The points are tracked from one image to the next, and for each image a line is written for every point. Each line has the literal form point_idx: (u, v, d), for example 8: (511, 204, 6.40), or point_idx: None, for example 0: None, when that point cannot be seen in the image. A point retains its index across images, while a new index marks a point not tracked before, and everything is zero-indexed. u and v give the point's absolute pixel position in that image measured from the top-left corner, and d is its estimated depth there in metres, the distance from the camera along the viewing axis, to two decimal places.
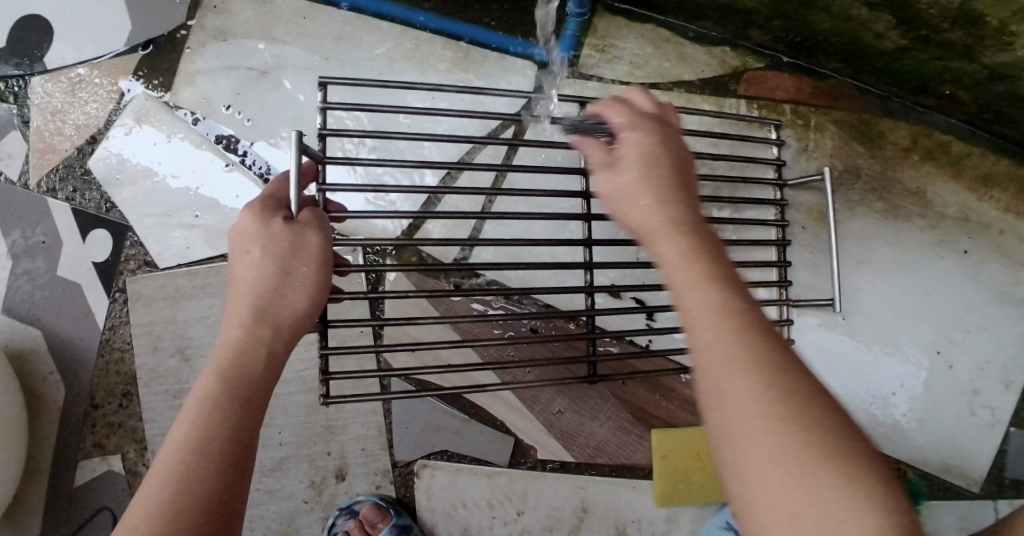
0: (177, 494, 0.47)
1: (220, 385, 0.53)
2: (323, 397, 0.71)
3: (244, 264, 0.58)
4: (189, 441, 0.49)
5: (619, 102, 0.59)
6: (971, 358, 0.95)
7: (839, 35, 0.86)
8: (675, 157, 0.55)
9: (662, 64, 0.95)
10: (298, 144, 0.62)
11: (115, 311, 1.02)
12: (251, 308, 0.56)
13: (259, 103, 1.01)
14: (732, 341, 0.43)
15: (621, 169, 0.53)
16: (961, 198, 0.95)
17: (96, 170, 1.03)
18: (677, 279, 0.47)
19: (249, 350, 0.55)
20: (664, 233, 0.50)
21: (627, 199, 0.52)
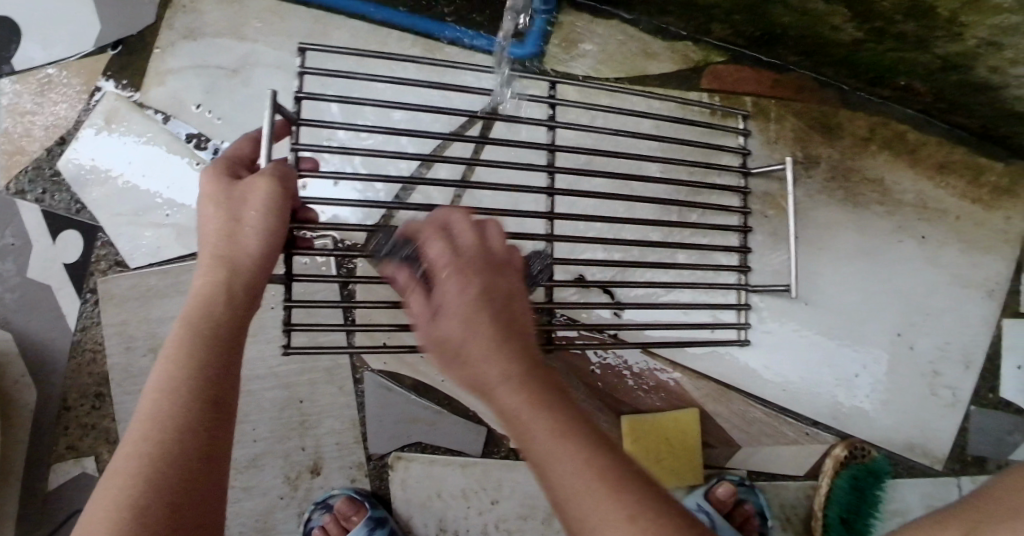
0: (165, 429, 0.50)
1: (191, 332, 0.55)
2: (284, 346, 0.73)
3: (208, 218, 0.60)
4: (167, 385, 0.52)
5: (444, 230, 0.53)
6: (931, 340, 0.98)
7: (798, 29, 0.88)
8: (495, 302, 0.50)
9: (625, 59, 0.97)
10: (275, 97, 0.66)
11: (87, 311, 1.01)
12: (215, 258, 0.59)
13: (230, 101, 1.01)
14: (592, 498, 0.42)
15: (446, 308, 0.49)
16: (919, 185, 0.98)
17: (65, 171, 1.03)
18: (532, 447, 0.45)
19: (212, 296, 0.58)
20: (507, 388, 0.46)
21: (462, 349, 0.48)
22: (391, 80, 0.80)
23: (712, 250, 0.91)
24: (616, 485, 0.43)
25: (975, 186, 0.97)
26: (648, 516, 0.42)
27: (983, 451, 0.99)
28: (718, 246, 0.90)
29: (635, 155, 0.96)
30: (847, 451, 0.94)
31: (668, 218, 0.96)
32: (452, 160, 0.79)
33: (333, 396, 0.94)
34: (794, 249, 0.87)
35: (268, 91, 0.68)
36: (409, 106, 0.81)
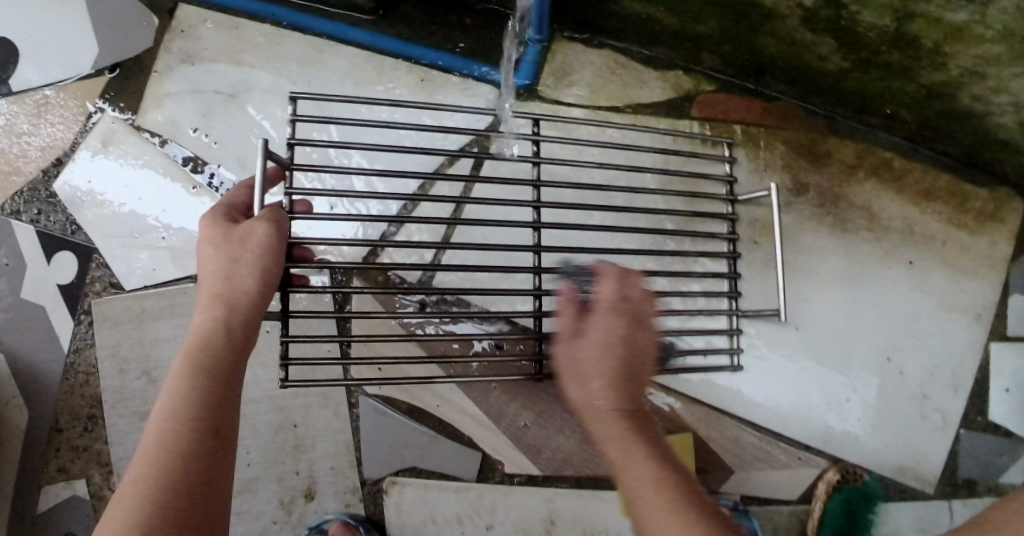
0: (167, 461, 0.50)
1: (188, 364, 0.56)
2: (282, 380, 0.75)
3: (205, 263, 0.61)
4: (170, 417, 0.52)
5: (603, 276, 0.60)
6: (920, 364, 1.00)
7: (786, 59, 0.89)
8: (637, 339, 0.58)
9: (618, 87, 0.98)
10: (264, 146, 0.68)
11: (80, 333, 1.01)
12: (212, 299, 0.60)
13: (226, 126, 1.02)
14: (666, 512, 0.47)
15: (581, 344, 0.57)
16: (906, 211, 0.99)
17: (61, 192, 1.03)
18: (620, 462, 0.52)
19: (211, 333, 0.58)
20: (611, 421, 0.54)
21: (591, 379, 0.56)
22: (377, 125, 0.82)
23: (700, 277, 0.91)
24: (663, 474, 0.50)
25: (960, 212, 0.99)
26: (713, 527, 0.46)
27: (972, 473, 1.00)
28: (705, 274, 0.91)
29: (627, 182, 0.97)
30: (838, 475, 0.96)
31: (660, 244, 0.97)
32: (440, 201, 0.82)
33: (327, 420, 0.94)
34: (781, 277, 0.88)
35: (261, 139, 0.68)
36: (398, 145, 0.83)
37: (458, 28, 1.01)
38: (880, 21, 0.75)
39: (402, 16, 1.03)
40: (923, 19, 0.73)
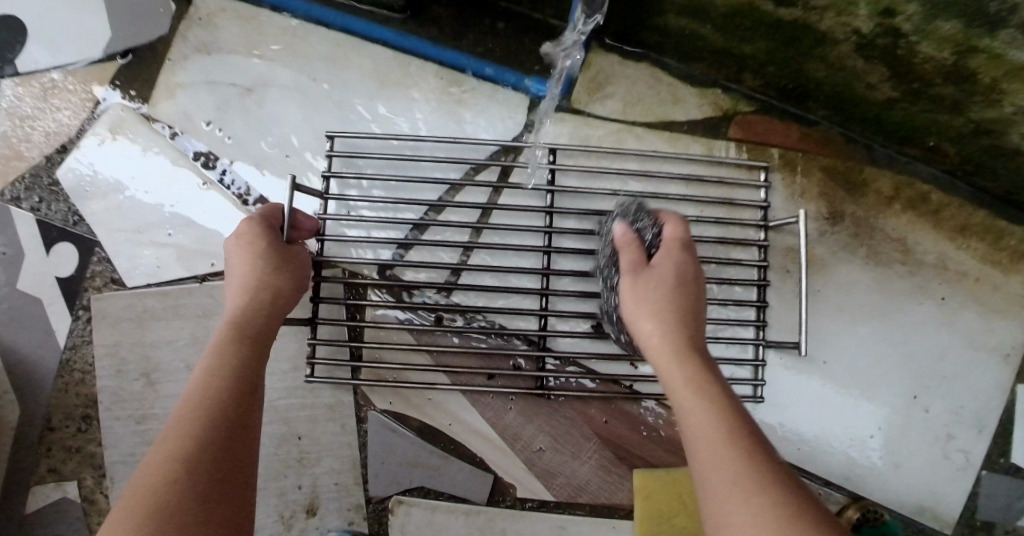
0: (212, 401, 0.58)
1: (234, 330, 0.65)
2: (309, 374, 0.88)
3: (242, 265, 0.71)
4: (211, 382, 0.59)
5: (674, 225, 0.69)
6: (946, 403, 0.97)
7: (831, 85, 0.86)
8: (690, 284, 0.65)
9: (653, 104, 0.95)
10: (293, 185, 0.78)
11: (78, 329, 0.97)
12: (245, 290, 0.69)
13: (243, 121, 0.98)
14: (723, 442, 0.52)
15: (643, 281, 0.65)
16: (940, 246, 0.97)
17: (65, 181, 0.99)
18: (678, 396, 0.57)
19: (244, 315, 0.67)
20: (681, 354, 0.59)
21: (643, 312, 0.63)
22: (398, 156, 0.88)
23: (716, 305, 0.89)
24: (715, 396, 0.56)
25: (996, 250, 0.96)
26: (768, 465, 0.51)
27: (991, 515, 0.97)
28: (725, 301, 0.89)
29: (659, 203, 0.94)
30: (858, 513, 0.92)
31: None
32: (457, 224, 0.88)
33: (334, 434, 0.91)
34: (805, 305, 0.85)
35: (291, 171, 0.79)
36: (422, 170, 0.88)
37: (489, 32, 0.98)
38: (938, 54, 0.73)
39: (432, 17, 0.99)
40: (984, 55, 0.70)
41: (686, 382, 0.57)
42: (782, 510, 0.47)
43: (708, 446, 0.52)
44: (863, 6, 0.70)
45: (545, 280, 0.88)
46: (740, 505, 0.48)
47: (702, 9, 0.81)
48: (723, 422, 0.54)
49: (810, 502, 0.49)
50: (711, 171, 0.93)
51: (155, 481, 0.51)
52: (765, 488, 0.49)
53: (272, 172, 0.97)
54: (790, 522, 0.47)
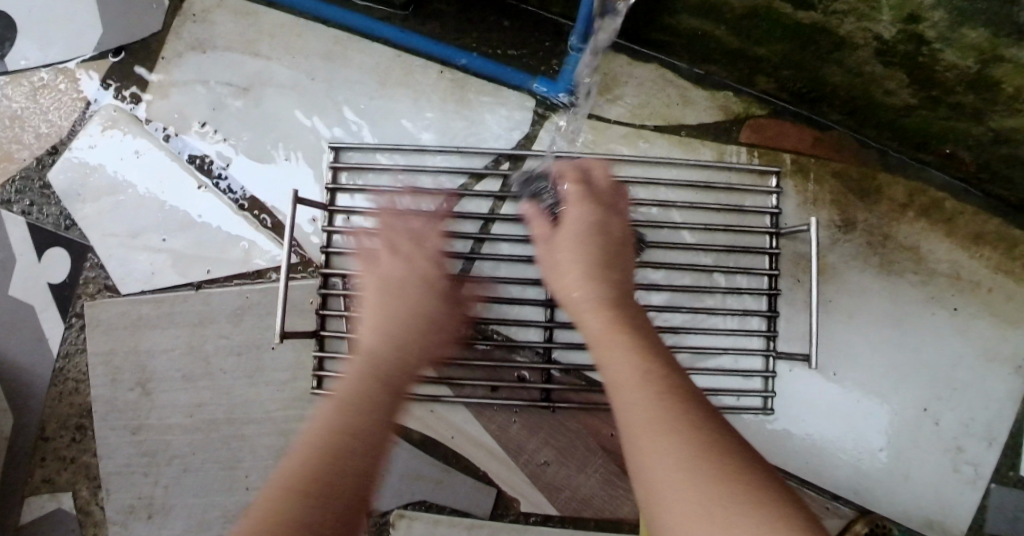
0: (370, 388, 0.56)
1: (377, 316, 0.64)
2: (314, 387, 0.88)
3: (387, 267, 0.68)
4: (339, 409, 0.54)
5: (580, 178, 0.68)
6: (955, 414, 0.95)
7: (848, 91, 0.84)
8: (613, 234, 0.63)
9: (664, 107, 0.92)
10: (298, 200, 0.81)
11: (71, 337, 0.94)
12: (433, 298, 0.67)
13: (239, 122, 0.95)
14: (643, 389, 0.49)
15: (558, 242, 0.63)
16: (954, 255, 0.94)
17: (56, 184, 0.96)
18: (599, 349, 0.54)
19: (425, 331, 0.64)
20: (593, 309, 0.56)
21: (562, 271, 0.61)
22: (401, 167, 0.88)
23: (727, 315, 0.87)
24: (635, 341, 0.53)
25: (1010, 259, 0.94)
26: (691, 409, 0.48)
27: (1000, 528, 0.94)
28: (734, 311, 0.87)
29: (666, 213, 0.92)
30: (865, 528, 0.89)
31: (700, 279, 0.90)
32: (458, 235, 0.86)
33: None
34: (813, 311, 0.82)
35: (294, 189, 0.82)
36: (423, 186, 0.88)
37: (494, 31, 0.94)
38: (962, 62, 0.70)
39: (435, 13, 0.95)
40: (1010, 64, 0.67)
41: (606, 329, 0.54)
42: (700, 448, 0.45)
43: (627, 388, 0.50)
44: (886, 11, 0.67)
45: (546, 290, 0.87)
46: (657, 444, 0.46)
47: (716, 11, 0.78)
48: (643, 365, 0.51)
49: (731, 441, 0.47)
50: (722, 177, 0.90)
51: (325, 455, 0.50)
52: (685, 427, 0.46)
53: (268, 175, 0.94)
54: (705, 462, 0.44)
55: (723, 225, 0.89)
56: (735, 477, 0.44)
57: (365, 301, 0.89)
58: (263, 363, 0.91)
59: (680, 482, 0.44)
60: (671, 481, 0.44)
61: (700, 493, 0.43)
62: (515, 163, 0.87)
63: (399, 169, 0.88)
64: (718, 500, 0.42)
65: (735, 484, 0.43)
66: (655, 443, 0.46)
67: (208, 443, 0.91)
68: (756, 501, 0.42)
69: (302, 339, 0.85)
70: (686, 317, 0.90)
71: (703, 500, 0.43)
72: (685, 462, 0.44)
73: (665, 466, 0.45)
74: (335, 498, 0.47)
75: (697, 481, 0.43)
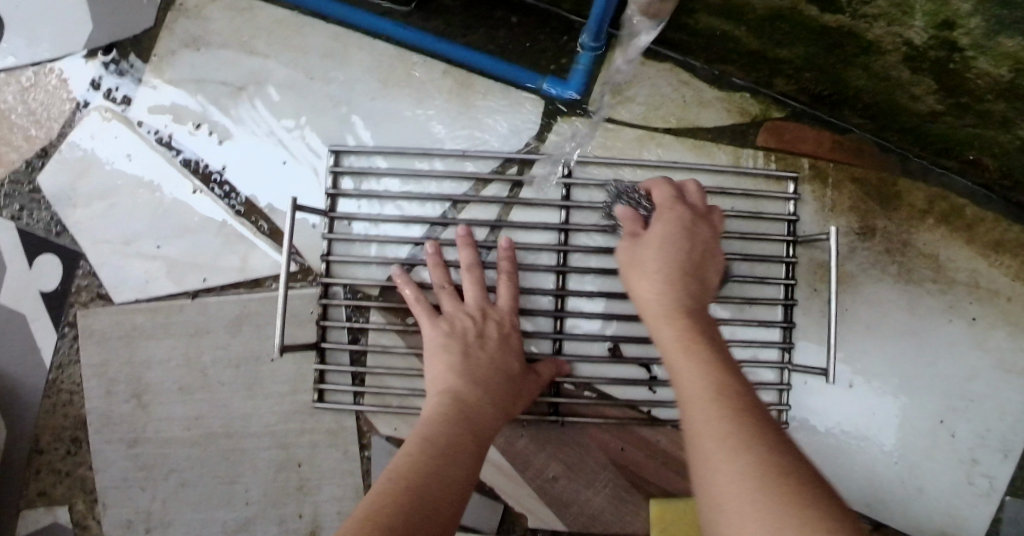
0: (450, 428, 0.62)
1: (457, 364, 0.70)
2: (315, 400, 0.85)
3: (457, 313, 0.75)
4: (430, 445, 0.59)
5: (672, 187, 0.69)
6: (972, 427, 0.91)
7: (872, 95, 0.81)
8: (697, 246, 0.63)
9: (678, 109, 0.89)
10: (295, 207, 0.77)
11: (64, 347, 0.91)
12: (497, 346, 0.74)
13: (235, 124, 0.91)
14: (714, 392, 0.48)
15: (640, 246, 0.63)
16: (974, 263, 0.91)
17: (46, 188, 0.92)
18: (670, 353, 0.53)
19: (491, 377, 0.71)
20: (665, 311, 0.56)
21: (638, 274, 0.61)
22: (403, 172, 0.85)
23: (742, 325, 0.84)
24: (709, 350, 0.52)
25: None
26: (762, 421, 0.46)
27: None
28: (749, 322, 0.84)
29: None
30: None
31: (713, 288, 0.87)
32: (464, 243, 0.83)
33: (336, 460, 0.87)
34: (833, 322, 0.80)
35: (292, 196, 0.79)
36: (427, 192, 0.85)
37: (501, 29, 0.91)
38: (994, 70, 0.67)
39: (440, 11, 0.92)
40: None
41: (679, 335, 0.54)
42: (769, 463, 0.42)
43: (696, 395, 0.48)
44: (920, 17, 0.64)
45: (556, 300, 0.84)
46: (723, 450, 0.44)
47: (738, 12, 0.75)
48: (716, 375, 0.49)
49: (800, 457, 0.44)
50: (737, 183, 0.87)
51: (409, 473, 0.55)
52: (754, 441, 0.44)
53: (266, 179, 0.91)
54: (769, 468, 0.42)
55: (737, 232, 0.86)
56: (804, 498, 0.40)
57: (366, 311, 0.86)
58: (262, 375, 0.88)
59: (744, 491, 0.41)
60: (736, 490, 0.42)
61: (763, 505, 0.40)
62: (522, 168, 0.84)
63: (402, 172, 0.84)
64: (778, 515, 0.39)
65: (800, 506, 0.39)
66: (723, 451, 0.44)
67: (206, 457, 0.88)
68: (822, 524, 0.38)
69: (302, 351, 0.82)
70: None
71: (762, 514, 0.40)
72: (751, 475, 0.42)
73: (729, 473, 0.43)
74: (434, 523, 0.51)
75: (763, 494, 0.41)
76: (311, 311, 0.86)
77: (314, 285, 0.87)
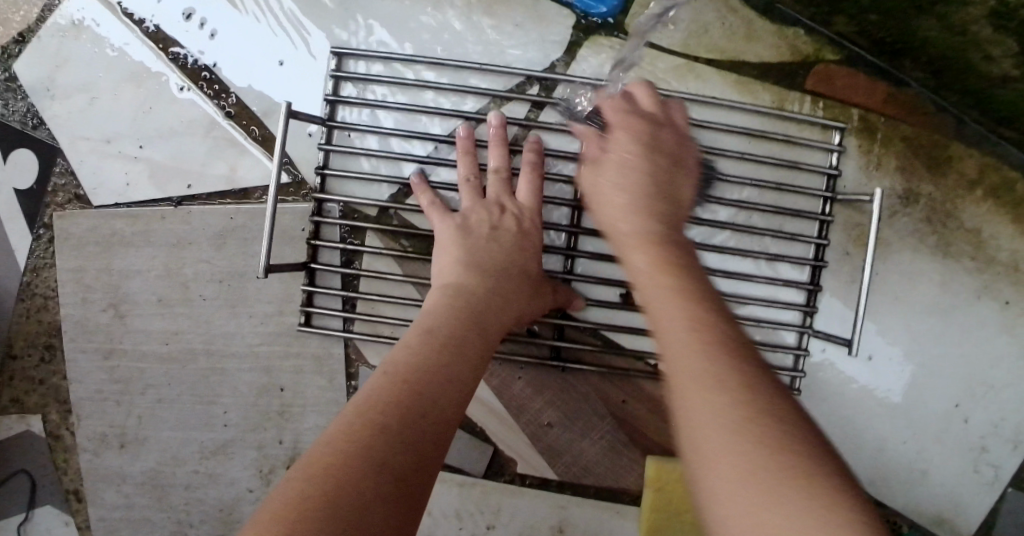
0: (450, 330, 0.57)
1: (467, 261, 0.65)
2: (300, 324, 0.80)
3: (474, 209, 0.70)
4: (431, 341, 0.56)
5: (623, 97, 0.66)
6: (987, 414, 0.87)
7: (941, 47, 0.73)
8: (665, 162, 0.61)
9: (723, 41, 0.80)
10: (290, 110, 0.70)
11: (39, 250, 0.85)
12: (514, 242, 0.68)
13: (231, 17, 0.83)
14: (693, 352, 0.43)
15: (603, 163, 0.62)
16: (1017, 244, 0.84)
17: (23, 77, 0.85)
18: (643, 289, 0.50)
19: (505, 274, 0.65)
20: (633, 239, 0.55)
21: (604, 194, 0.60)
22: (411, 82, 0.76)
23: (766, 283, 0.78)
24: (677, 278, 0.50)
25: None
26: (745, 374, 0.42)
27: None
28: (773, 280, 0.78)
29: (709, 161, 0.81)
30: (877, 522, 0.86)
31: (735, 240, 0.80)
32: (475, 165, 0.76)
33: (319, 389, 0.82)
34: (862, 286, 0.74)
35: (287, 100, 0.71)
36: (436, 108, 0.77)
37: None
38: None
39: None
40: None
41: (652, 264, 0.51)
42: (749, 407, 0.39)
43: (668, 329, 0.46)
44: None
45: (569, 237, 0.77)
46: (697, 402, 0.40)
47: None
48: (687, 305, 0.47)
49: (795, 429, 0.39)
50: (777, 128, 0.79)
51: (403, 374, 0.52)
52: (733, 388, 0.40)
53: (261, 82, 0.83)
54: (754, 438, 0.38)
55: (773, 182, 0.78)
56: (790, 455, 0.37)
57: (360, 234, 0.79)
58: (247, 294, 0.83)
59: (722, 430, 0.39)
60: (711, 436, 0.39)
61: (745, 464, 0.37)
62: (548, 85, 0.75)
63: (410, 83, 0.76)
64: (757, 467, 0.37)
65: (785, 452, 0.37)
66: (687, 387, 0.41)
67: (185, 375, 0.84)
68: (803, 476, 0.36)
69: (290, 271, 0.76)
70: (717, 280, 0.81)
71: (743, 474, 0.37)
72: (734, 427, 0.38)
73: (702, 408, 0.40)
74: (429, 434, 0.48)
75: (734, 439, 0.38)
76: (303, 227, 0.80)
77: (307, 201, 0.80)
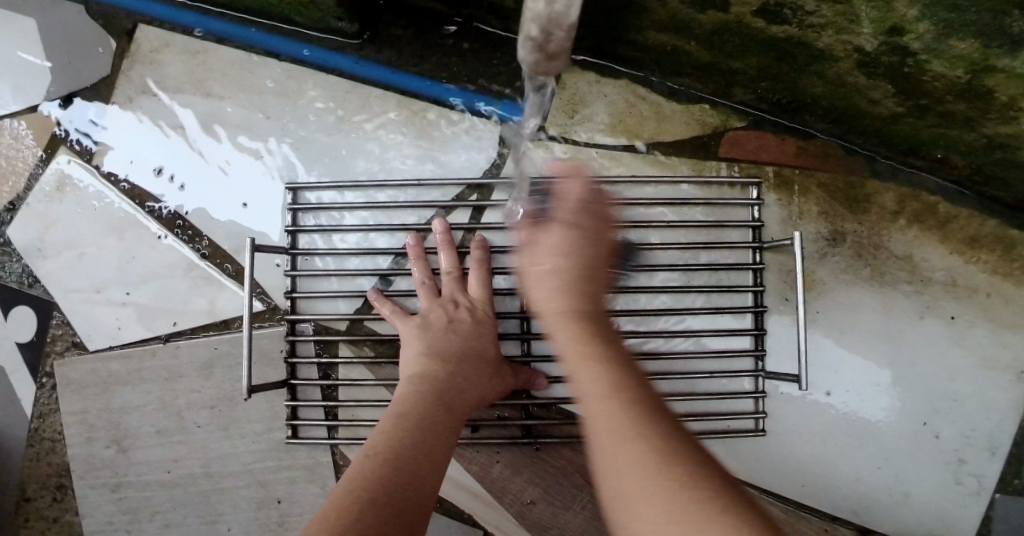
0: (419, 415, 0.63)
1: (430, 353, 0.71)
2: (289, 436, 0.85)
3: (431, 307, 0.76)
4: (403, 424, 0.61)
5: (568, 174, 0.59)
6: (957, 426, 0.90)
7: (830, 99, 0.80)
8: (586, 248, 0.55)
9: (638, 123, 0.88)
10: (253, 246, 0.77)
11: (43, 397, 0.92)
12: (471, 331, 0.74)
13: (195, 166, 0.92)
14: (630, 435, 0.45)
15: (540, 245, 0.57)
16: (949, 262, 0.89)
17: (16, 240, 0.93)
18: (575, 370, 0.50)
19: (465, 359, 0.71)
20: (561, 319, 0.53)
21: (536, 276, 0.56)
22: (361, 204, 0.83)
23: (713, 335, 0.83)
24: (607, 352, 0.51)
25: (1010, 263, 0.88)
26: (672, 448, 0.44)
27: None
28: (719, 332, 0.83)
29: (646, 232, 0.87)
30: None
31: (680, 301, 0.86)
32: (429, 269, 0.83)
33: (314, 496, 0.87)
34: (800, 326, 0.78)
35: (248, 237, 0.78)
36: (385, 225, 0.84)
37: (455, 54, 0.89)
38: (951, 72, 0.66)
39: (391, 39, 0.90)
40: (1003, 73, 0.63)
41: (575, 341, 0.52)
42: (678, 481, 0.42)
43: (593, 397, 0.48)
44: (867, 24, 0.63)
45: (523, 321, 0.82)
46: (636, 483, 0.43)
47: (685, 26, 0.73)
48: (611, 374, 0.49)
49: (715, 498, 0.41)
50: (701, 193, 0.86)
51: (381, 457, 0.56)
52: (661, 460, 0.43)
53: (229, 219, 0.91)
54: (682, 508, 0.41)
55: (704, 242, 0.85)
56: (715, 526, 0.40)
57: (334, 346, 0.85)
58: (238, 416, 0.88)
59: (659, 514, 0.41)
60: (654, 510, 0.41)
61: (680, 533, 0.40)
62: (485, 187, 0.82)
63: (358, 206, 0.83)
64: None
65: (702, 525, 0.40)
66: (619, 462, 0.44)
67: (188, 499, 0.89)
68: None
69: (272, 389, 0.82)
70: (670, 341, 0.86)
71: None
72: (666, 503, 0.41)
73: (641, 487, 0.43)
74: (411, 509, 0.53)
75: (673, 519, 0.40)
76: (280, 347, 0.86)
77: (281, 324, 0.87)
